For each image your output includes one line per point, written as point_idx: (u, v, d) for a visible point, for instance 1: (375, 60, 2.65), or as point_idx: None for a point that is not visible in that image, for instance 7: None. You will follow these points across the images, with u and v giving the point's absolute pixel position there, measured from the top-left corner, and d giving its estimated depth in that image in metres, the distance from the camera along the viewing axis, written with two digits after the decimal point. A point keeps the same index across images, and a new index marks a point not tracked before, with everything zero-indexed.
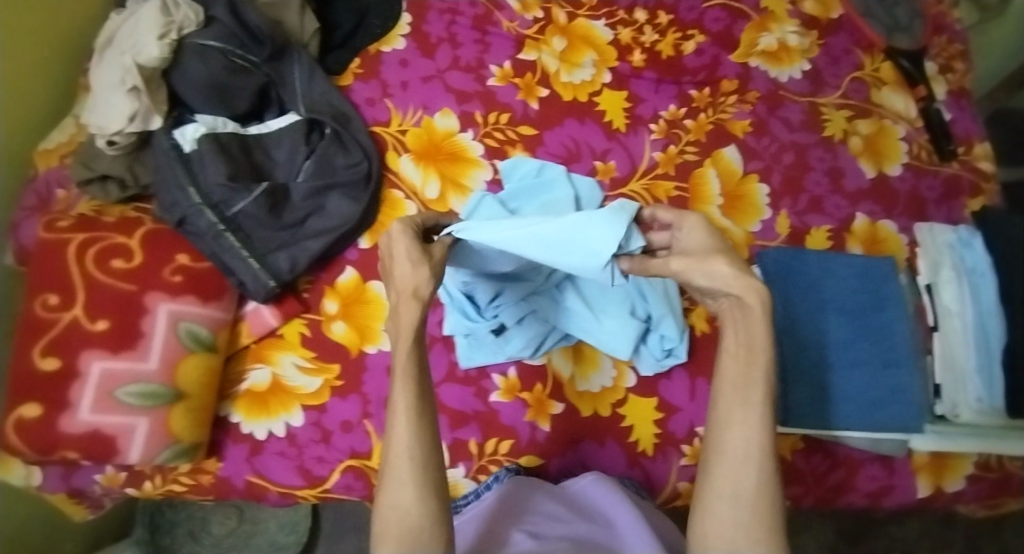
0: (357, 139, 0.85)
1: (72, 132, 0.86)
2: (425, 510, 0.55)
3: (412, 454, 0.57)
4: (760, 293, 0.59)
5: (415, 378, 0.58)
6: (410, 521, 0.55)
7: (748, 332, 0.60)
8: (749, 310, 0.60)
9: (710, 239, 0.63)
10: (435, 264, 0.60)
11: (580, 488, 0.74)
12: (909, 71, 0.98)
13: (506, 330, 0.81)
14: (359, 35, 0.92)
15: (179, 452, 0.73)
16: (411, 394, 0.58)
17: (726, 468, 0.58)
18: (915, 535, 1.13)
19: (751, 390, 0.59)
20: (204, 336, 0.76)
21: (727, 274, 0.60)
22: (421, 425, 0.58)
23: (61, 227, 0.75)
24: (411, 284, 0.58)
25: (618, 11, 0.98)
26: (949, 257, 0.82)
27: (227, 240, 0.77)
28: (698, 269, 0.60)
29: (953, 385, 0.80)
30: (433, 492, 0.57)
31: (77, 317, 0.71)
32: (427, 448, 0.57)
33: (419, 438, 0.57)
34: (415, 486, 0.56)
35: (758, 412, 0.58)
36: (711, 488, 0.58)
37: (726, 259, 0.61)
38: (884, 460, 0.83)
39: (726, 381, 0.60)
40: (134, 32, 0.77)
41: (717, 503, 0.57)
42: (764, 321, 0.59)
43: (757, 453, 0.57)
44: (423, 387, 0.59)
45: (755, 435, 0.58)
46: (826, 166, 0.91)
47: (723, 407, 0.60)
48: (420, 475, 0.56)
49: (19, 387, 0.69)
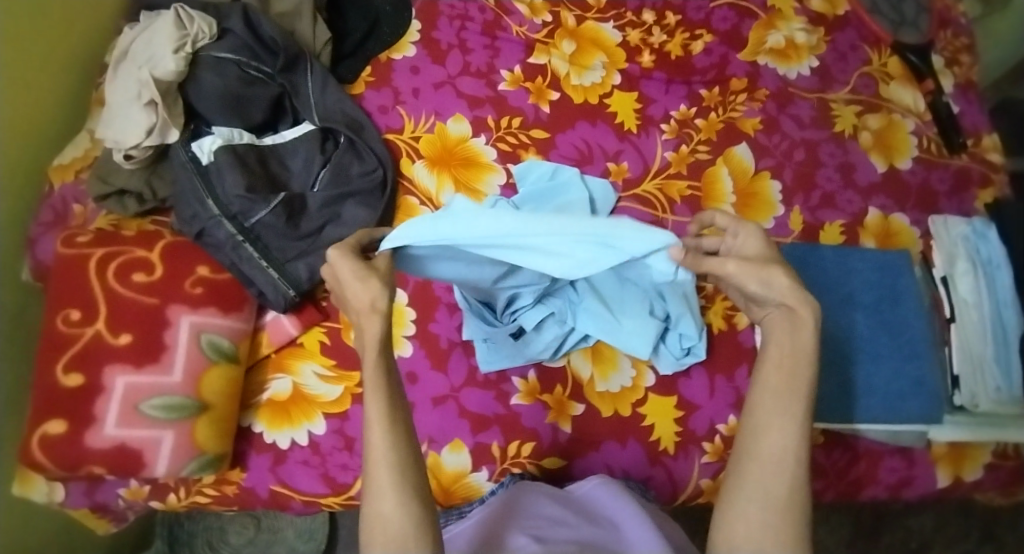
0: (372, 147, 0.86)
1: (87, 147, 0.86)
2: (409, 519, 0.51)
3: (391, 461, 0.51)
4: (815, 306, 0.55)
5: (387, 384, 0.52)
6: (394, 529, 0.50)
7: (791, 340, 0.56)
8: (799, 323, 0.56)
9: (766, 252, 0.60)
10: (385, 275, 0.54)
11: (585, 492, 0.74)
12: (916, 65, 0.98)
13: (523, 333, 0.81)
14: (370, 43, 0.93)
15: (204, 464, 0.73)
16: (383, 398, 0.52)
17: (758, 471, 0.53)
18: (932, 526, 1.13)
19: (795, 394, 0.55)
20: (226, 347, 0.76)
21: (785, 284, 0.56)
22: (397, 429, 0.52)
23: (80, 242, 0.75)
24: (367, 300, 0.51)
25: (626, 13, 0.99)
26: (963, 248, 0.83)
27: (246, 251, 0.78)
28: (756, 275, 0.56)
29: (972, 377, 0.80)
30: (416, 497, 0.52)
31: (100, 331, 0.71)
32: (406, 451, 0.52)
33: (397, 444, 0.52)
34: (396, 492, 0.51)
35: (798, 417, 0.55)
36: (740, 489, 0.54)
37: (784, 270, 0.57)
38: (903, 452, 0.83)
39: (766, 383, 0.56)
40: (150, 45, 0.78)
41: (745, 504, 0.53)
42: (815, 332, 0.55)
43: (793, 460, 0.53)
44: (395, 387, 0.53)
45: (793, 441, 0.54)
46: (838, 161, 0.92)
47: (760, 408, 0.55)
48: (401, 480, 0.51)
49: (46, 402, 0.69)
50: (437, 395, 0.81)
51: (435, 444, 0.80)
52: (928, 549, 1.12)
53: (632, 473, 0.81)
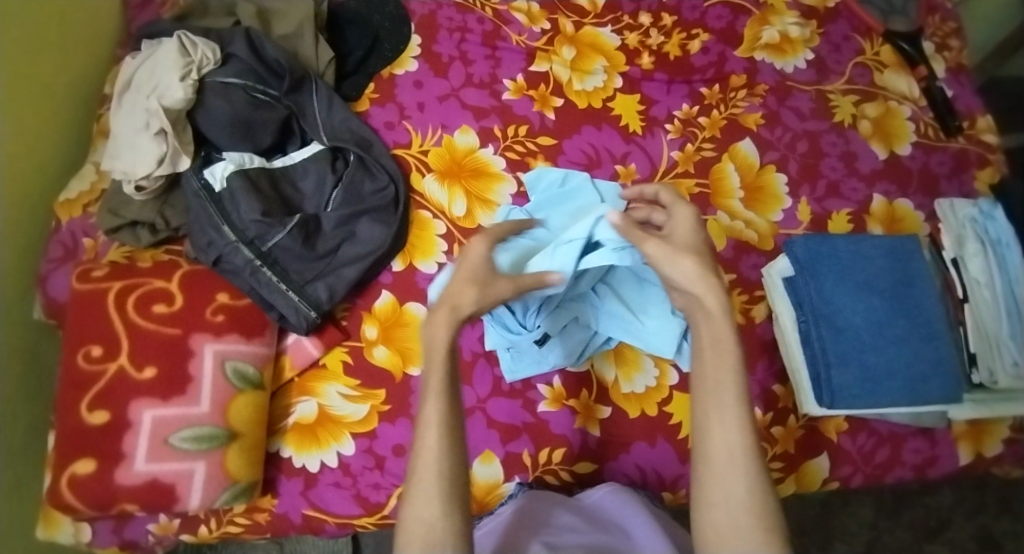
0: (382, 163, 0.86)
1: (93, 180, 0.85)
2: (449, 528, 0.52)
3: (441, 467, 0.53)
4: (720, 298, 0.60)
5: (449, 394, 0.56)
6: (436, 533, 0.51)
7: (708, 333, 0.60)
8: (710, 313, 0.60)
9: (694, 239, 0.66)
10: (486, 289, 0.61)
11: (596, 498, 0.76)
12: (908, 52, 1.00)
13: (547, 338, 0.80)
14: (372, 60, 0.93)
15: (237, 493, 0.72)
16: (444, 405, 0.55)
17: (711, 474, 0.55)
18: (950, 503, 1.15)
19: (722, 390, 0.57)
20: (251, 374, 0.75)
21: (692, 272, 0.61)
22: (454, 439, 0.55)
23: (96, 277, 0.74)
24: (452, 301, 0.59)
25: (623, 16, 1.00)
26: (971, 229, 0.85)
27: (265, 275, 0.78)
28: (664, 260, 0.63)
29: (988, 353, 0.81)
30: (459, 508, 0.53)
31: (123, 366, 0.70)
32: (456, 461, 0.54)
33: (450, 453, 0.54)
34: (441, 501, 0.52)
35: (735, 411, 0.57)
36: (702, 497, 0.56)
37: (696, 259, 0.62)
38: (925, 432, 0.85)
39: (700, 386, 0.59)
40: (154, 73, 0.78)
41: (708, 507, 0.55)
42: (726, 321, 0.59)
43: (741, 457, 0.55)
44: (455, 397, 0.56)
45: (736, 435, 0.56)
46: (840, 150, 0.93)
47: (700, 411, 0.58)
48: (448, 489, 0.53)
49: (73, 442, 0.68)
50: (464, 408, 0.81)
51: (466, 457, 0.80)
52: (947, 527, 1.14)
53: (663, 472, 0.81)
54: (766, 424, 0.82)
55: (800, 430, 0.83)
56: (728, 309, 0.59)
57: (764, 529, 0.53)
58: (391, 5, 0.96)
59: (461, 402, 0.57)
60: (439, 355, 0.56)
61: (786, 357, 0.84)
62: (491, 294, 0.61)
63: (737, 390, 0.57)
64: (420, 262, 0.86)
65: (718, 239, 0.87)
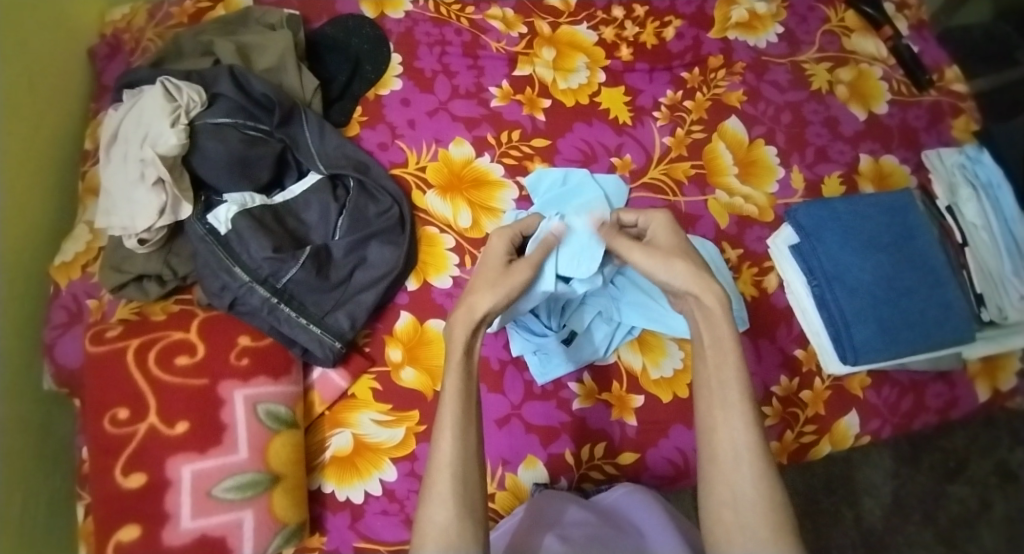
0: (383, 185, 0.85)
1: (88, 239, 0.83)
2: (463, 531, 0.57)
3: (454, 468, 0.59)
4: (717, 294, 0.64)
5: (464, 399, 0.61)
6: (449, 534, 0.56)
7: (709, 334, 0.65)
8: (709, 310, 0.65)
9: (679, 243, 0.70)
10: (507, 286, 0.66)
11: (614, 498, 0.77)
12: (872, 15, 1.04)
13: (575, 338, 0.83)
14: (355, 84, 0.93)
15: (288, 535, 0.71)
16: (457, 409, 0.61)
17: (720, 470, 0.59)
18: (965, 442, 1.18)
19: (727, 389, 0.61)
20: (284, 413, 0.74)
21: (686, 273, 0.66)
22: (466, 441, 0.60)
23: (110, 337, 0.72)
24: (465, 312, 0.64)
25: (596, 13, 1.02)
26: (961, 176, 0.89)
27: (283, 312, 0.77)
28: (658, 265, 0.67)
29: (994, 291, 0.85)
30: (470, 512, 0.58)
31: (153, 424, 0.68)
32: (467, 466, 0.60)
33: (463, 456, 0.60)
34: (454, 504, 0.57)
35: (741, 414, 0.60)
36: (711, 494, 0.59)
37: (686, 261, 0.67)
38: (944, 376, 0.88)
39: (706, 387, 0.63)
40: (142, 123, 0.77)
41: (719, 507, 0.58)
42: (725, 320, 0.63)
43: (747, 455, 0.59)
44: (470, 400, 0.62)
45: (741, 434, 0.60)
46: (822, 117, 0.96)
47: (705, 413, 0.62)
48: (460, 493, 0.58)
49: (111, 510, 0.65)
50: (500, 416, 0.81)
51: (510, 465, 0.79)
52: (965, 465, 1.17)
53: None
54: (794, 390, 0.84)
55: (828, 392, 0.85)
56: (727, 306, 0.63)
57: (773, 524, 0.56)
58: (367, 27, 0.96)
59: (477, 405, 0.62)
60: (457, 356, 0.62)
61: (803, 322, 0.87)
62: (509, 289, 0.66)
63: (740, 391, 0.61)
64: (434, 278, 0.85)
65: (720, 218, 0.89)
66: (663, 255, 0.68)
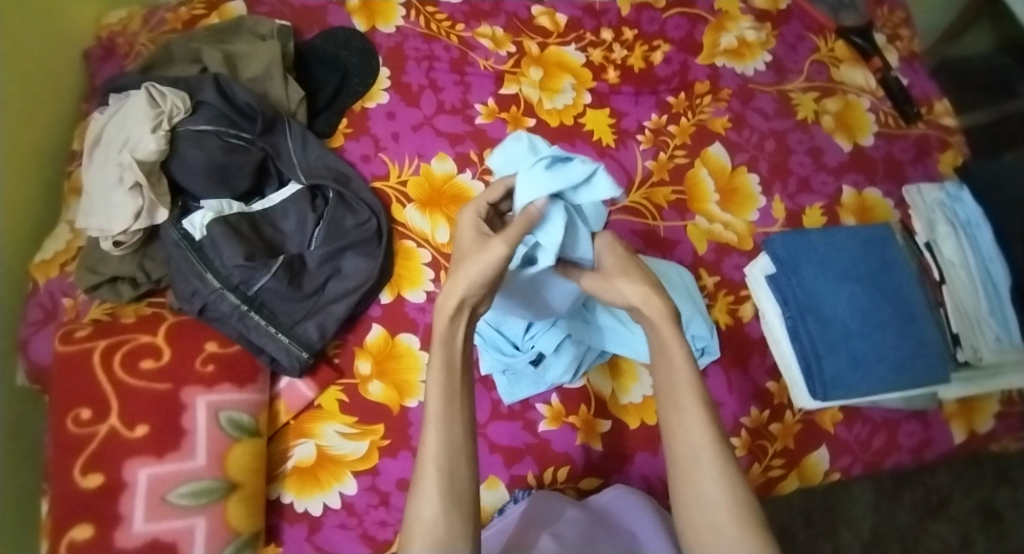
0: (362, 197, 0.86)
1: (69, 238, 0.84)
2: (453, 526, 0.53)
3: (439, 464, 0.55)
4: (657, 303, 0.62)
5: (450, 386, 0.57)
6: (439, 532, 0.52)
7: (654, 339, 0.62)
8: (653, 320, 0.62)
9: (624, 260, 0.67)
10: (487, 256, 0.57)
11: (606, 500, 0.76)
12: (862, 46, 1.05)
13: (544, 359, 0.81)
14: (342, 97, 0.94)
15: (241, 545, 0.71)
16: (444, 399, 0.56)
17: (684, 474, 0.57)
18: (948, 479, 1.17)
19: (677, 391, 0.59)
20: (246, 421, 0.74)
21: (628, 290, 0.64)
22: (454, 433, 0.56)
23: (79, 337, 0.73)
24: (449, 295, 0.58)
25: (586, 34, 1.02)
26: (941, 212, 0.89)
27: (253, 319, 0.77)
28: (601, 289, 0.66)
29: (971, 331, 0.86)
30: (461, 508, 0.54)
31: (114, 426, 0.68)
32: (456, 459, 0.55)
33: (451, 447, 0.55)
34: (443, 499, 0.54)
35: (697, 412, 0.58)
36: (679, 499, 0.57)
37: (628, 278, 0.65)
38: (918, 415, 0.87)
39: (659, 392, 0.61)
40: (124, 126, 0.78)
41: (687, 511, 0.56)
42: (668, 325, 0.61)
43: (706, 452, 0.57)
44: (455, 390, 0.57)
45: (698, 432, 0.57)
46: (806, 146, 0.97)
47: (662, 418, 0.60)
48: (448, 487, 0.54)
49: (66, 510, 0.65)
50: None
51: None
52: (947, 503, 1.15)
53: (667, 479, 0.82)
54: (764, 421, 0.83)
55: (798, 425, 0.84)
56: (666, 311, 0.61)
57: (740, 520, 0.54)
58: (357, 40, 0.97)
59: (464, 390, 0.58)
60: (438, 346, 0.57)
61: (775, 353, 0.86)
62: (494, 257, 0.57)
63: (692, 390, 0.59)
64: (408, 292, 0.86)
65: (698, 244, 0.89)
66: (604, 277, 0.66)
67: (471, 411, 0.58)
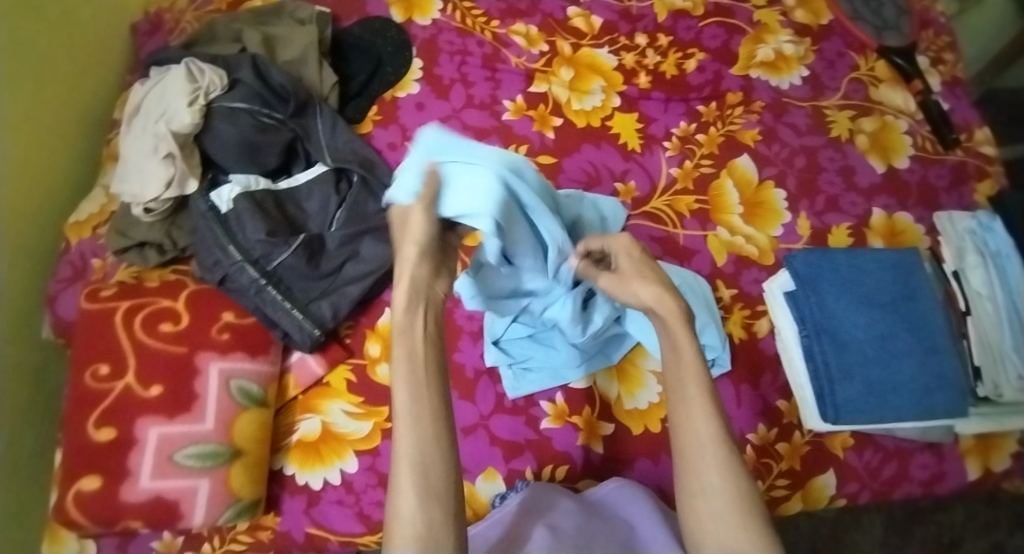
0: (385, 184, 0.87)
1: (103, 203, 0.88)
2: (432, 519, 0.51)
3: (412, 455, 0.52)
4: (675, 304, 0.63)
5: (420, 375, 0.55)
6: (419, 527, 0.50)
7: (668, 336, 0.62)
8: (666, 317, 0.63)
9: (639, 259, 0.66)
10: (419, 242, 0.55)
11: (604, 492, 0.75)
12: (902, 67, 1.04)
13: (592, 298, 0.78)
14: (374, 84, 0.96)
15: (240, 511, 0.72)
16: (412, 387, 0.54)
17: (687, 465, 0.58)
18: (961, 519, 1.13)
19: (685, 382, 0.60)
20: (256, 391, 0.76)
21: (647, 293, 0.64)
22: (423, 421, 0.53)
23: (104, 296, 0.76)
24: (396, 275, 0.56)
25: (620, 38, 1.03)
26: (971, 241, 0.89)
27: (270, 294, 0.79)
28: (619, 292, 0.65)
29: (992, 366, 0.84)
30: (439, 499, 0.52)
31: (130, 384, 0.71)
32: (432, 450, 0.53)
33: (422, 437, 0.53)
34: (419, 493, 0.51)
35: (702, 405, 0.59)
36: (682, 489, 0.58)
37: (646, 281, 0.64)
38: (932, 448, 0.85)
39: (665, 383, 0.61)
40: (163, 99, 0.81)
41: (691, 501, 0.57)
42: (683, 323, 0.62)
43: (710, 444, 0.57)
44: (420, 377, 0.55)
45: (702, 424, 0.58)
46: (837, 165, 0.95)
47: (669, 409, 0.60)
48: (424, 480, 0.52)
49: (78, 460, 0.68)
50: (467, 424, 0.81)
51: (469, 475, 0.80)
52: (959, 543, 1.12)
53: (667, 488, 0.82)
54: (771, 440, 0.81)
55: (806, 446, 0.82)
56: (685, 313, 0.62)
57: (740, 510, 0.55)
58: (393, 30, 0.99)
59: (436, 375, 0.56)
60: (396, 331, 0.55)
61: (789, 373, 0.84)
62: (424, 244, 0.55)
63: (698, 382, 0.59)
64: None
65: (717, 255, 0.88)
66: (621, 280, 0.65)
67: (445, 399, 0.56)
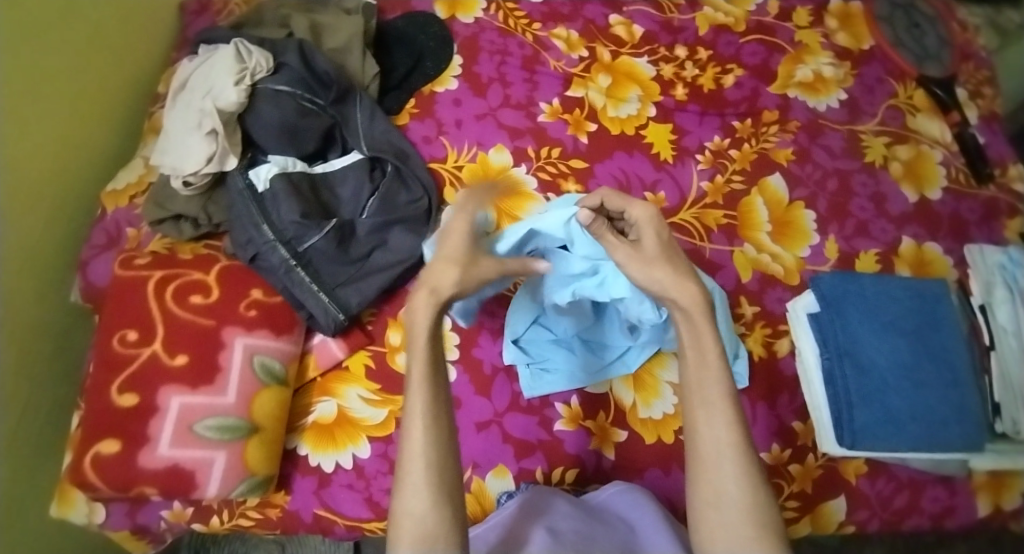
0: (418, 175, 0.88)
1: (141, 173, 0.89)
2: (441, 518, 0.56)
3: (427, 456, 0.58)
4: (694, 297, 0.62)
5: (433, 384, 0.59)
6: (429, 527, 0.56)
7: (689, 333, 0.63)
8: (690, 313, 0.63)
9: (663, 246, 0.66)
10: (468, 272, 0.63)
11: (605, 496, 0.76)
12: (941, 98, 1.03)
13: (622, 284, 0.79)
14: (414, 77, 0.97)
15: (253, 485, 0.73)
16: (428, 393, 0.59)
17: (702, 469, 0.59)
18: None
19: (707, 387, 0.60)
20: (278, 369, 0.76)
21: (665, 278, 0.63)
22: (438, 426, 0.59)
23: (138, 264, 0.77)
24: (433, 286, 0.61)
25: (659, 48, 1.03)
26: (1000, 276, 0.88)
27: (298, 275, 0.79)
28: (639, 269, 0.64)
29: (1013, 403, 0.84)
30: (449, 498, 0.57)
31: (156, 352, 0.72)
32: (444, 453, 0.58)
33: (436, 440, 0.58)
34: (431, 492, 0.57)
35: (723, 412, 0.59)
36: (697, 494, 0.58)
37: (669, 267, 0.64)
38: (945, 481, 0.84)
39: (686, 385, 0.62)
40: (210, 76, 0.83)
41: (702, 507, 0.58)
42: (709, 323, 0.61)
43: (728, 450, 0.58)
44: (439, 386, 0.60)
45: (722, 430, 0.59)
46: (869, 191, 0.95)
47: (687, 411, 0.61)
48: (436, 481, 0.57)
49: (100, 422, 0.70)
50: (481, 420, 0.82)
51: (479, 470, 0.80)
52: None
53: (675, 499, 0.82)
54: (784, 460, 0.80)
55: (819, 470, 0.81)
56: (712, 315, 0.62)
57: (754, 522, 0.56)
58: (436, 26, 1.00)
59: (445, 384, 0.61)
60: (418, 343, 0.60)
61: (807, 394, 0.84)
62: (474, 278, 0.63)
63: (721, 386, 0.60)
64: None
65: (743, 271, 0.88)
66: (642, 259, 0.65)
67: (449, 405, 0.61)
